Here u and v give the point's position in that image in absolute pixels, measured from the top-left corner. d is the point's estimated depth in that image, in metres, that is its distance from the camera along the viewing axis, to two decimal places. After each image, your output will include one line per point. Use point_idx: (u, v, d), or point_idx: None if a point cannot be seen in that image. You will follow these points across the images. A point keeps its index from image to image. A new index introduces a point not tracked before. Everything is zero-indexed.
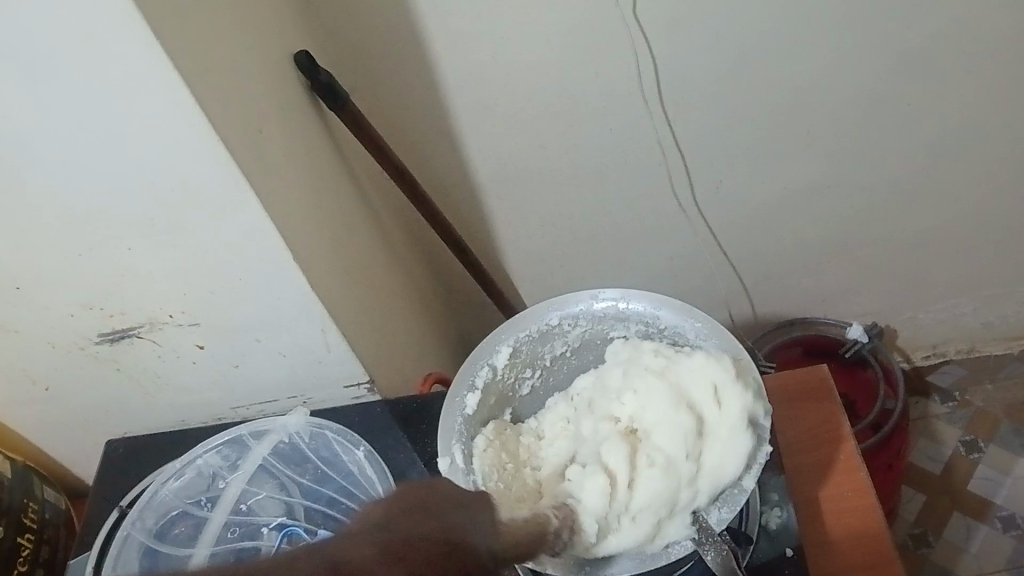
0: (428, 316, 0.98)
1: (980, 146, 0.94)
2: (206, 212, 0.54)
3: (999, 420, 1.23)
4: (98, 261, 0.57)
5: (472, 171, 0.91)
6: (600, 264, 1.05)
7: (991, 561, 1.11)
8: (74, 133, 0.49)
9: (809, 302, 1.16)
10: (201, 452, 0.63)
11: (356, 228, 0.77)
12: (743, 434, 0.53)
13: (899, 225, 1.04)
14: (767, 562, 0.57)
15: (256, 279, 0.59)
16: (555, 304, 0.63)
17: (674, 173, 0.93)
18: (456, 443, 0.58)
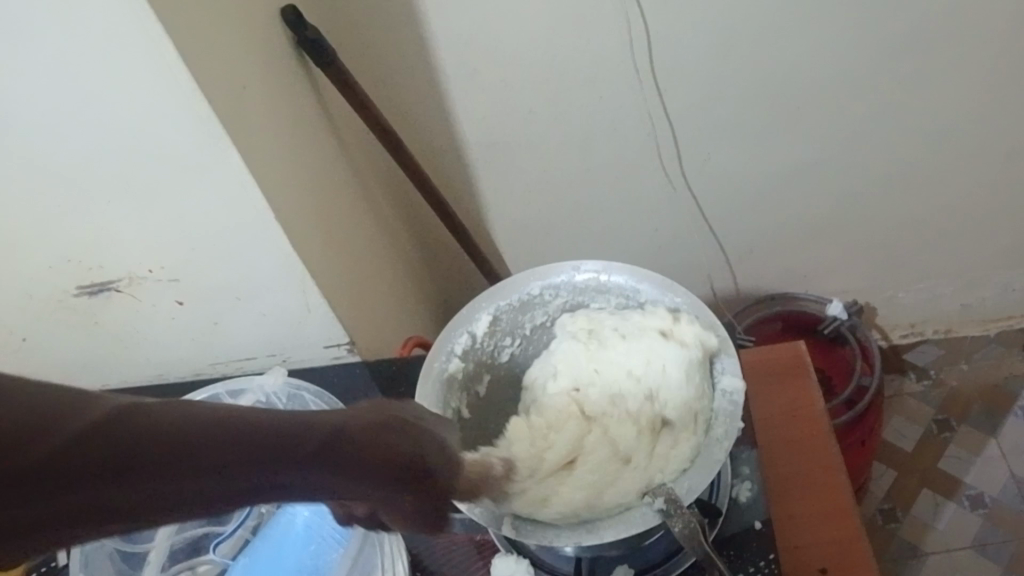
0: (412, 280, 0.98)
1: (968, 130, 0.95)
2: (186, 168, 0.53)
3: (972, 400, 1.25)
4: (78, 214, 0.56)
5: (459, 135, 0.91)
6: (586, 233, 1.05)
7: (956, 537, 1.13)
8: (55, 86, 0.48)
9: (791, 278, 1.17)
10: None
11: (340, 189, 0.77)
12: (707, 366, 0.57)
13: (884, 206, 1.05)
14: (735, 535, 0.58)
15: (237, 237, 0.59)
16: (536, 274, 0.64)
17: (662, 146, 0.93)
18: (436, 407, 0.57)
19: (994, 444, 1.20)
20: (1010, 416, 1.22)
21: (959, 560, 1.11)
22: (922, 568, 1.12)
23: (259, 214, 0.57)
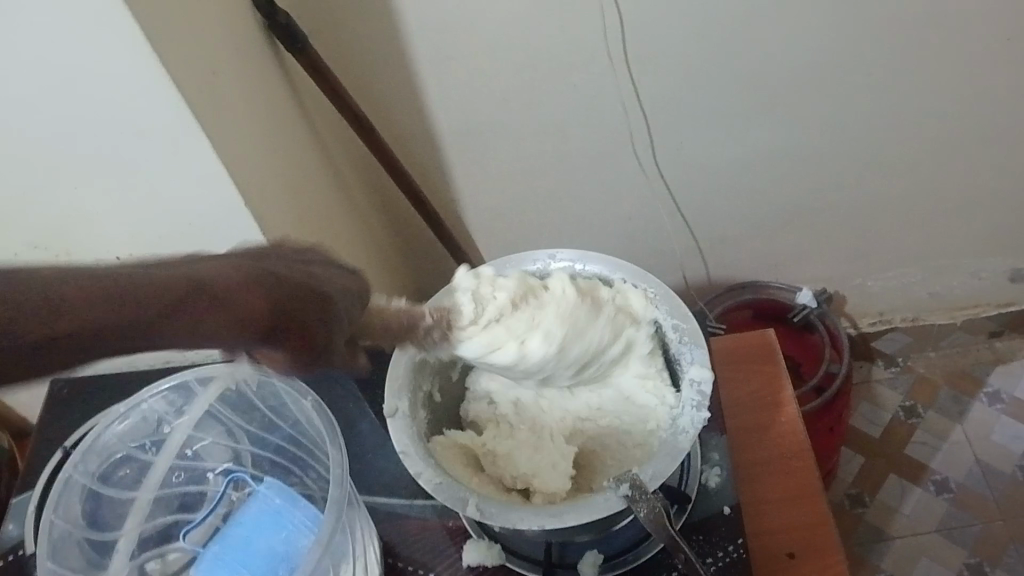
0: (384, 267, 0.97)
1: (937, 121, 0.96)
2: (157, 154, 0.53)
3: (939, 387, 1.27)
4: (46, 198, 0.55)
5: (433, 123, 0.90)
6: (560, 222, 1.05)
7: (922, 520, 1.16)
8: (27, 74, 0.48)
9: (763, 267, 1.18)
10: (147, 396, 0.61)
11: (312, 176, 0.76)
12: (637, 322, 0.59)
13: (854, 196, 1.06)
14: (704, 520, 0.59)
15: (209, 223, 0.58)
16: (511, 261, 0.63)
17: (636, 134, 0.93)
18: (402, 389, 0.58)
19: (960, 430, 1.23)
20: (975, 403, 1.25)
21: (924, 543, 1.14)
22: (887, 551, 1.14)
23: (231, 201, 0.57)
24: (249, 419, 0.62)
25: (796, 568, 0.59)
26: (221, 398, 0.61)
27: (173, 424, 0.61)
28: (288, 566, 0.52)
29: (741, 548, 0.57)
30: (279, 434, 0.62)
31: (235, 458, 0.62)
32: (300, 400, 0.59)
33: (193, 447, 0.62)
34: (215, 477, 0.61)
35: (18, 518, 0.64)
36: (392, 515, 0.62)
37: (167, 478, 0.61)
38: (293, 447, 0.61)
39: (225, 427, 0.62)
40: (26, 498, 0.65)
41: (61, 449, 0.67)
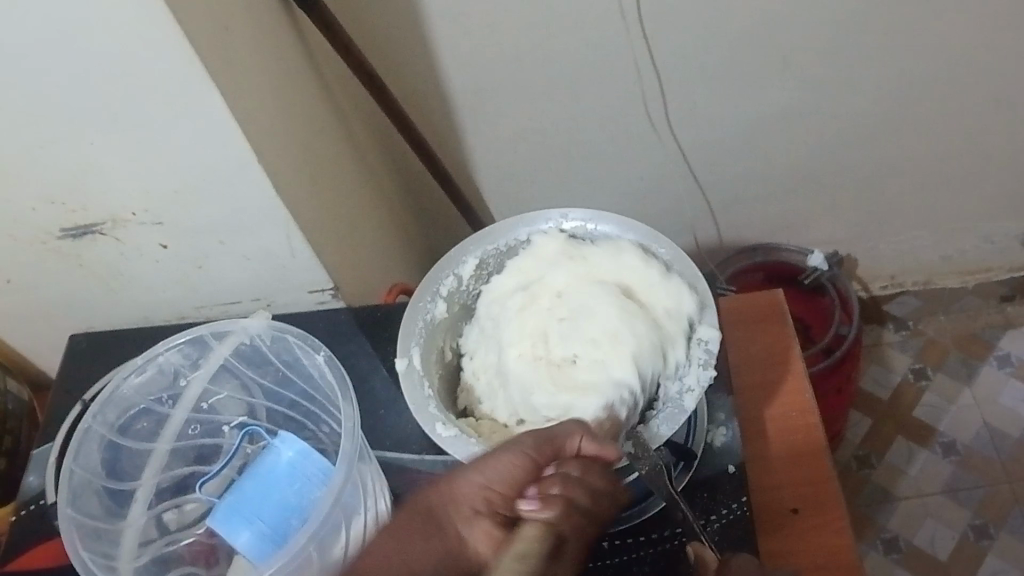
0: (396, 226, 0.98)
1: (950, 83, 0.95)
2: (170, 108, 0.53)
3: (948, 350, 1.27)
4: (60, 154, 0.56)
5: (444, 81, 0.90)
6: (571, 182, 1.05)
7: (929, 483, 1.17)
8: (41, 36, 0.48)
9: (774, 228, 1.17)
10: (162, 349, 0.61)
11: (325, 134, 0.76)
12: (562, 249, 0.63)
13: (867, 157, 1.05)
14: (709, 478, 0.60)
15: (222, 181, 0.59)
16: (525, 221, 0.64)
17: (649, 95, 0.92)
18: (415, 345, 0.60)
19: (968, 392, 1.23)
20: (984, 366, 1.25)
21: (929, 505, 1.15)
22: (893, 512, 1.16)
23: (243, 158, 0.57)
24: (264, 373, 0.63)
25: (798, 524, 0.60)
26: (235, 352, 0.62)
27: (190, 377, 0.62)
28: (300, 517, 0.54)
29: (745, 505, 0.58)
30: (292, 390, 0.63)
31: (250, 412, 0.63)
32: (312, 356, 0.59)
33: (209, 400, 0.63)
34: (230, 430, 0.63)
35: (39, 468, 0.66)
36: (403, 469, 0.63)
37: (183, 430, 0.62)
38: (307, 402, 0.62)
39: (240, 380, 0.63)
40: (47, 449, 0.67)
41: (82, 402, 0.69)
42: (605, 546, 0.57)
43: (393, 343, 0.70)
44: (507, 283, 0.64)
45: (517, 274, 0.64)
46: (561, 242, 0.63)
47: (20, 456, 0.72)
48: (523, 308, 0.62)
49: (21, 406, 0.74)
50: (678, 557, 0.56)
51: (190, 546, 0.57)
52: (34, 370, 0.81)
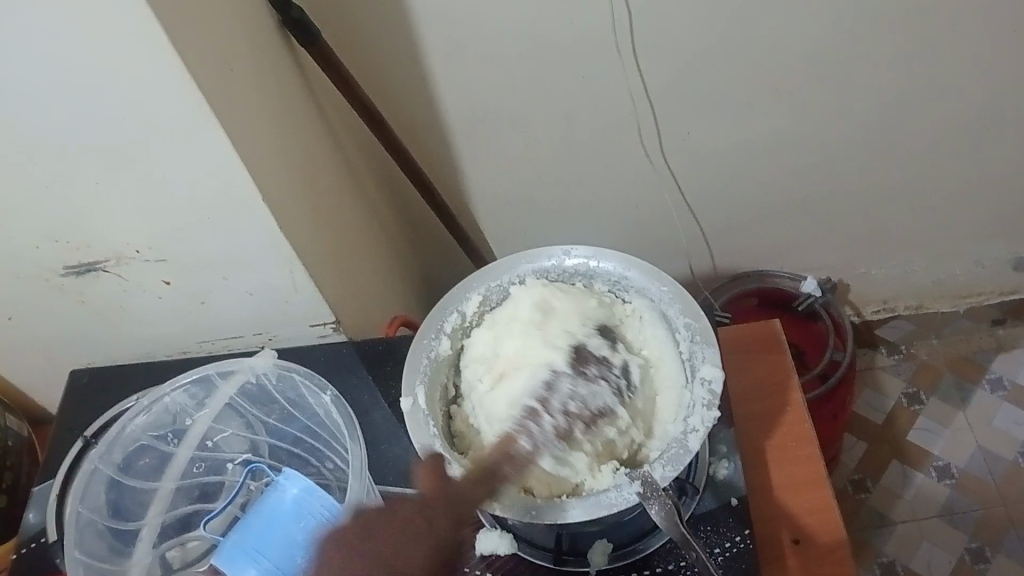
0: (394, 256, 0.99)
1: (938, 110, 0.97)
2: (174, 147, 0.54)
3: (941, 373, 1.28)
4: (64, 194, 0.56)
5: (441, 113, 0.91)
6: (567, 211, 1.06)
7: (924, 506, 1.18)
8: (47, 80, 0.49)
9: (767, 254, 1.18)
10: (168, 390, 0.63)
11: (325, 169, 0.77)
12: (502, 311, 0.63)
13: (860, 184, 1.07)
14: (711, 511, 0.60)
15: (224, 217, 0.59)
16: (527, 258, 0.65)
17: (643, 124, 0.94)
18: (420, 382, 0.60)
19: (962, 415, 1.24)
20: (977, 389, 1.26)
21: (925, 528, 1.16)
22: (889, 536, 1.16)
23: (245, 194, 0.58)
24: (269, 411, 0.65)
25: (800, 555, 0.60)
26: (240, 391, 0.64)
27: (194, 417, 0.64)
28: (306, 553, 0.54)
29: (748, 538, 0.59)
30: (297, 426, 0.64)
31: (253, 449, 0.64)
32: (317, 395, 0.63)
33: (213, 438, 0.64)
34: (234, 467, 0.64)
35: (38, 505, 0.66)
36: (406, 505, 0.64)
37: (189, 468, 0.63)
38: (311, 438, 0.64)
39: (245, 419, 0.65)
40: (46, 485, 0.67)
41: (83, 438, 0.68)
42: None
43: (395, 377, 0.71)
44: (478, 349, 0.62)
45: (479, 339, 0.62)
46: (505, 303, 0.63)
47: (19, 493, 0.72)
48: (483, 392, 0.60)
49: (21, 442, 0.74)
50: None
51: None
52: (33, 404, 0.81)
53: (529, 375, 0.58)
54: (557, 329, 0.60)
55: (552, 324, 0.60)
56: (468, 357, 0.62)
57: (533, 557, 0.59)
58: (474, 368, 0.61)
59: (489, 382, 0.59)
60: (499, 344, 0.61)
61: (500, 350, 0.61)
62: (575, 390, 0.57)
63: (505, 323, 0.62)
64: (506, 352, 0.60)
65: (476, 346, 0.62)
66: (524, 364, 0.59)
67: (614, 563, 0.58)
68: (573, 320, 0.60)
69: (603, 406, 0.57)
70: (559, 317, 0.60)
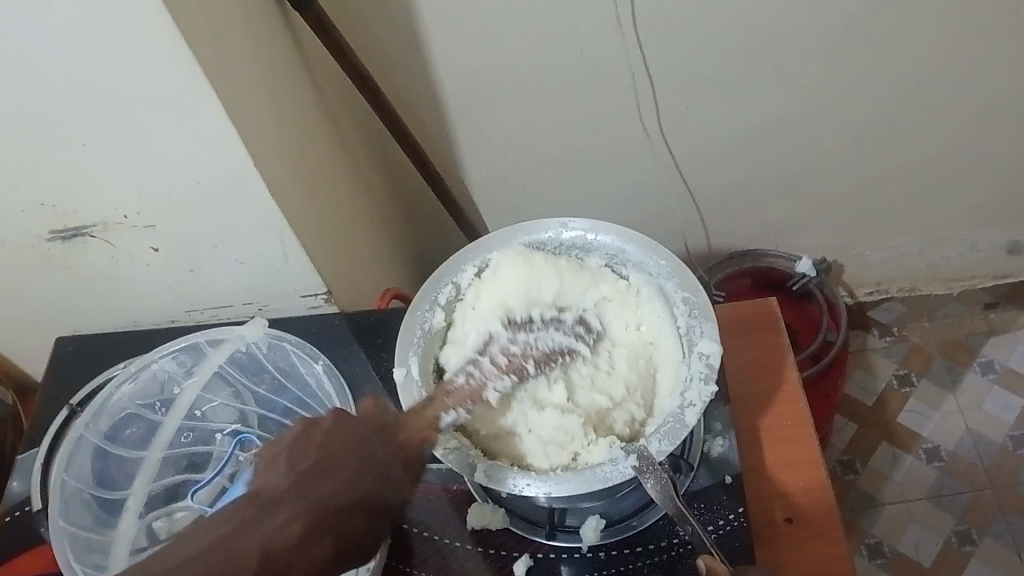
0: (387, 229, 0.97)
1: (939, 93, 0.96)
2: (166, 112, 0.52)
3: (932, 356, 1.28)
4: (51, 159, 0.55)
5: (437, 85, 0.89)
6: (562, 186, 1.05)
7: (913, 488, 1.18)
8: (35, 41, 0.47)
9: (763, 234, 1.18)
10: (156, 357, 0.62)
11: (317, 137, 0.75)
12: (484, 292, 0.62)
13: (859, 165, 1.06)
14: (705, 489, 0.60)
15: (216, 185, 0.58)
16: (523, 230, 0.64)
17: (642, 101, 0.92)
18: (413, 354, 0.59)
19: (952, 399, 1.24)
20: (968, 373, 1.26)
21: (914, 510, 1.16)
22: (877, 517, 1.16)
23: (238, 161, 0.56)
24: (258, 381, 0.65)
25: (794, 534, 0.60)
26: (230, 359, 0.63)
27: (182, 385, 0.63)
28: None
29: (742, 516, 0.58)
30: (287, 397, 0.64)
31: (242, 419, 0.64)
32: (310, 364, 0.62)
33: (202, 408, 0.64)
34: (223, 437, 0.63)
35: (23, 475, 0.65)
36: None
37: (176, 438, 0.63)
38: (301, 409, 0.64)
39: (234, 388, 0.64)
40: (31, 455, 0.66)
41: (68, 407, 0.68)
42: (602, 556, 0.58)
43: (387, 350, 0.70)
44: (468, 326, 0.61)
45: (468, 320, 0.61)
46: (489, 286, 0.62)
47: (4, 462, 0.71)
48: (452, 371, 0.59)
49: (7, 411, 0.73)
50: (677, 568, 0.56)
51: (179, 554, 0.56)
52: (18, 372, 0.80)
53: (479, 333, 0.60)
54: (506, 298, 0.61)
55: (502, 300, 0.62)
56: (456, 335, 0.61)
57: (524, 532, 0.59)
58: (463, 345, 0.60)
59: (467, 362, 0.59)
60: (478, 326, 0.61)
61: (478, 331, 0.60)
62: (524, 338, 0.60)
63: (487, 308, 0.61)
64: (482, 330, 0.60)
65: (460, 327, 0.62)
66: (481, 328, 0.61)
67: (607, 538, 0.58)
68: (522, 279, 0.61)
69: (553, 347, 0.61)
70: (506, 285, 0.61)
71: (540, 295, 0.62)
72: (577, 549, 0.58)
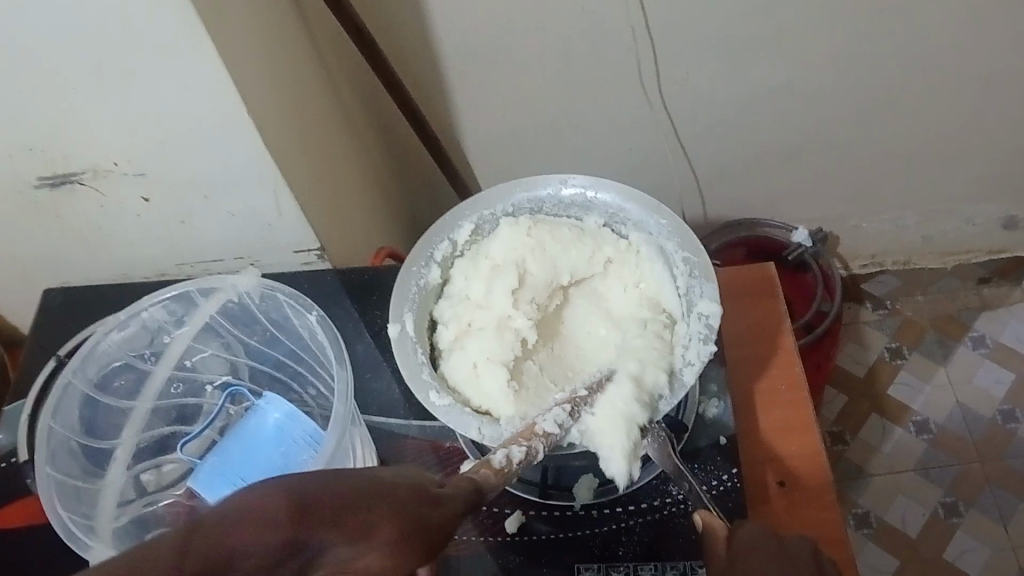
0: (382, 189, 0.96)
1: (943, 63, 0.94)
2: (159, 56, 0.50)
3: (925, 330, 1.28)
4: (38, 104, 0.53)
5: (435, 42, 0.87)
6: (559, 149, 1.04)
7: (901, 460, 1.18)
8: None
9: (759, 203, 1.17)
10: (147, 305, 0.61)
11: (312, 89, 0.74)
12: (482, 257, 0.62)
13: (859, 135, 1.05)
14: (699, 449, 0.61)
15: (208, 134, 0.56)
16: (522, 186, 0.64)
17: (643, 63, 0.91)
18: (409, 310, 0.59)
19: (943, 372, 1.24)
20: (960, 347, 1.26)
21: (902, 481, 1.17)
22: (865, 488, 1.17)
23: (232, 110, 0.54)
24: (251, 332, 0.64)
25: (786, 498, 0.60)
26: (221, 309, 0.62)
27: (173, 335, 0.63)
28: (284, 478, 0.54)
29: (735, 477, 0.59)
30: (279, 349, 0.64)
31: (233, 371, 0.65)
32: (304, 315, 0.60)
33: (192, 358, 0.64)
34: (213, 390, 0.64)
35: (10, 427, 0.65)
36: (390, 435, 0.64)
37: (166, 388, 0.63)
38: (293, 362, 0.64)
39: (224, 339, 0.64)
40: (18, 406, 0.66)
41: (56, 359, 0.67)
42: (594, 514, 0.58)
43: (379, 306, 0.70)
44: (465, 284, 0.61)
45: (464, 278, 0.61)
46: (487, 250, 0.62)
47: None
48: (454, 333, 0.59)
49: None
50: (669, 527, 0.57)
51: (169, 506, 0.57)
52: (4, 322, 0.79)
53: (507, 333, 0.58)
54: (519, 288, 0.60)
55: (523, 293, 0.60)
56: (449, 290, 0.62)
57: (519, 491, 0.59)
58: (460, 303, 0.61)
59: (473, 336, 0.59)
60: (481, 296, 0.60)
61: (483, 304, 0.60)
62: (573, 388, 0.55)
63: (492, 282, 0.60)
64: (489, 304, 0.60)
65: (456, 287, 0.62)
66: (503, 313, 0.59)
67: (600, 498, 0.59)
68: (529, 247, 0.60)
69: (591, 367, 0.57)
70: (512, 254, 0.61)
71: (553, 272, 0.61)
72: (569, 508, 0.59)
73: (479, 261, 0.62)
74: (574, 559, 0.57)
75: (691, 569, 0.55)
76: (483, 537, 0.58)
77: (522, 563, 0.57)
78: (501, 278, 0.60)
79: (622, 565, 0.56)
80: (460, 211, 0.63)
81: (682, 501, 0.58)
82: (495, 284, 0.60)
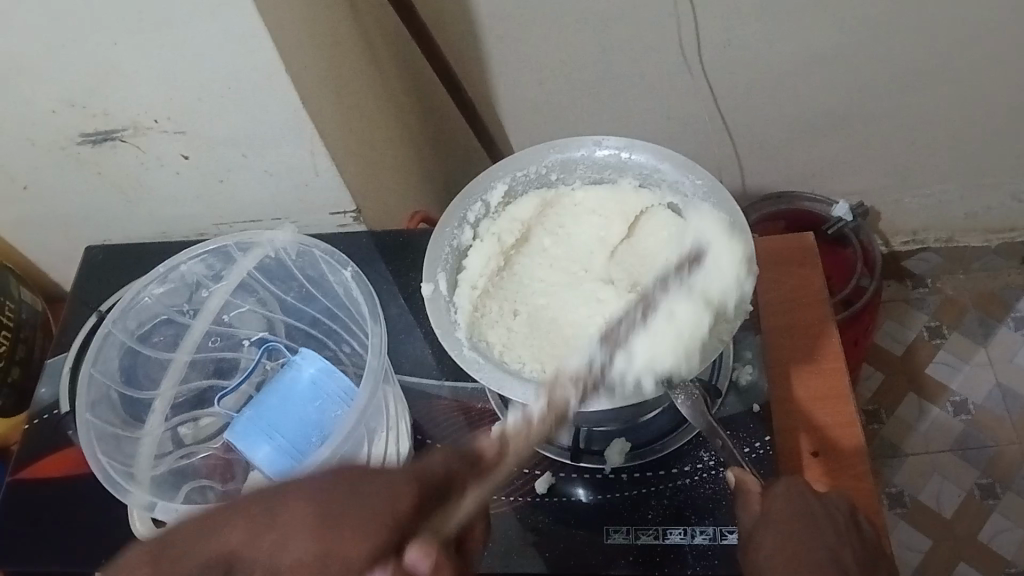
0: (417, 154, 0.96)
1: (995, 30, 0.92)
2: (197, 12, 0.50)
3: (965, 309, 1.26)
4: (79, 58, 0.53)
5: (473, 5, 0.87)
6: (596, 118, 1.03)
7: (937, 440, 1.17)
8: None
9: (798, 175, 1.15)
10: (185, 259, 0.64)
11: (351, 48, 0.74)
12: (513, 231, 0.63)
13: (904, 107, 1.03)
14: (733, 415, 0.61)
15: (245, 90, 0.56)
16: (557, 147, 0.64)
17: (683, 29, 0.89)
18: (442, 270, 0.61)
19: (984, 352, 1.22)
20: (1001, 326, 1.24)
21: (937, 460, 1.15)
22: (899, 467, 1.16)
23: (270, 67, 0.54)
24: (287, 288, 0.66)
25: (821, 465, 0.59)
26: (259, 265, 0.64)
27: (211, 289, 0.65)
28: (320, 434, 0.55)
29: (768, 445, 0.59)
30: (314, 307, 0.66)
31: (269, 327, 0.66)
32: (339, 271, 0.62)
33: (230, 313, 0.66)
34: (250, 345, 0.66)
35: (51, 380, 0.67)
36: (420, 395, 0.64)
37: (204, 342, 0.65)
38: (328, 319, 0.65)
39: (259, 295, 0.66)
40: (62, 358, 0.69)
41: (97, 314, 0.71)
42: (624, 478, 0.59)
43: (413, 270, 0.71)
44: (494, 252, 0.62)
45: (495, 243, 0.63)
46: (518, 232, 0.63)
47: (17, 364, 0.70)
48: (480, 298, 0.61)
49: (35, 317, 0.73)
50: (700, 492, 0.57)
51: (206, 460, 0.60)
52: (47, 277, 0.80)
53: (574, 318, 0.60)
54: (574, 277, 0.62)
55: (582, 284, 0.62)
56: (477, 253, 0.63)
57: (552, 453, 0.60)
58: (492, 268, 0.62)
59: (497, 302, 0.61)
60: (510, 279, 0.63)
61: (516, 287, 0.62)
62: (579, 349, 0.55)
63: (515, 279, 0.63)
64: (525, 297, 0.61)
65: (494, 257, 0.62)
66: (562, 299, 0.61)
67: (630, 462, 0.59)
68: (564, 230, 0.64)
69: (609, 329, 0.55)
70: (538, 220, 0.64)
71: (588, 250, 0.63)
72: (599, 471, 0.59)
73: (512, 225, 0.64)
74: (603, 522, 0.57)
75: (722, 534, 0.55)
76: (508, 498, 0.59)
77: (551, 525, 0.57)
78: (533, 241, 0.64)
79: (651, 528, 0.56)
80: (486, 182, 0.64)
81: (713, 467, 0.58)
82: (531, 280, 0.63)
